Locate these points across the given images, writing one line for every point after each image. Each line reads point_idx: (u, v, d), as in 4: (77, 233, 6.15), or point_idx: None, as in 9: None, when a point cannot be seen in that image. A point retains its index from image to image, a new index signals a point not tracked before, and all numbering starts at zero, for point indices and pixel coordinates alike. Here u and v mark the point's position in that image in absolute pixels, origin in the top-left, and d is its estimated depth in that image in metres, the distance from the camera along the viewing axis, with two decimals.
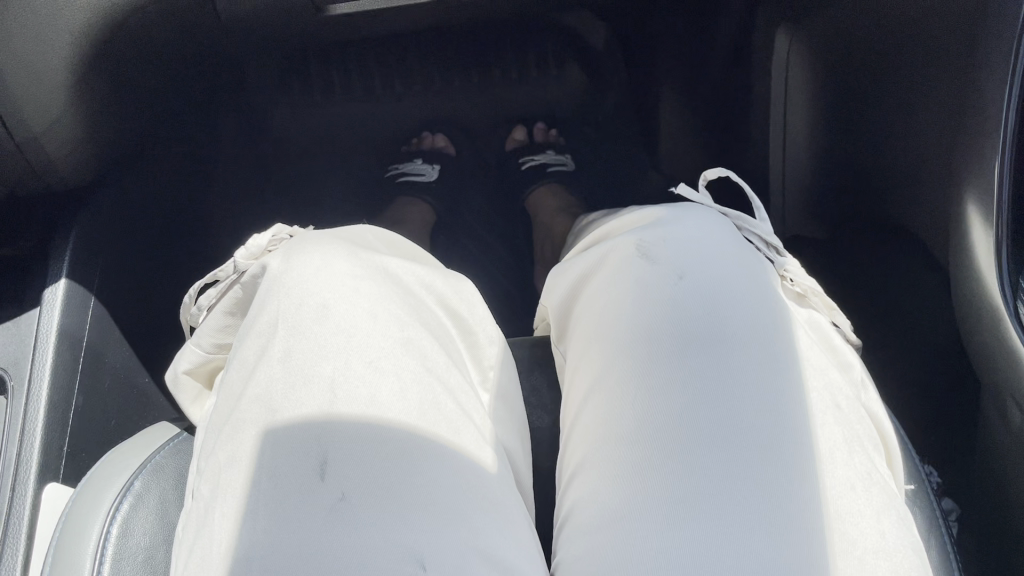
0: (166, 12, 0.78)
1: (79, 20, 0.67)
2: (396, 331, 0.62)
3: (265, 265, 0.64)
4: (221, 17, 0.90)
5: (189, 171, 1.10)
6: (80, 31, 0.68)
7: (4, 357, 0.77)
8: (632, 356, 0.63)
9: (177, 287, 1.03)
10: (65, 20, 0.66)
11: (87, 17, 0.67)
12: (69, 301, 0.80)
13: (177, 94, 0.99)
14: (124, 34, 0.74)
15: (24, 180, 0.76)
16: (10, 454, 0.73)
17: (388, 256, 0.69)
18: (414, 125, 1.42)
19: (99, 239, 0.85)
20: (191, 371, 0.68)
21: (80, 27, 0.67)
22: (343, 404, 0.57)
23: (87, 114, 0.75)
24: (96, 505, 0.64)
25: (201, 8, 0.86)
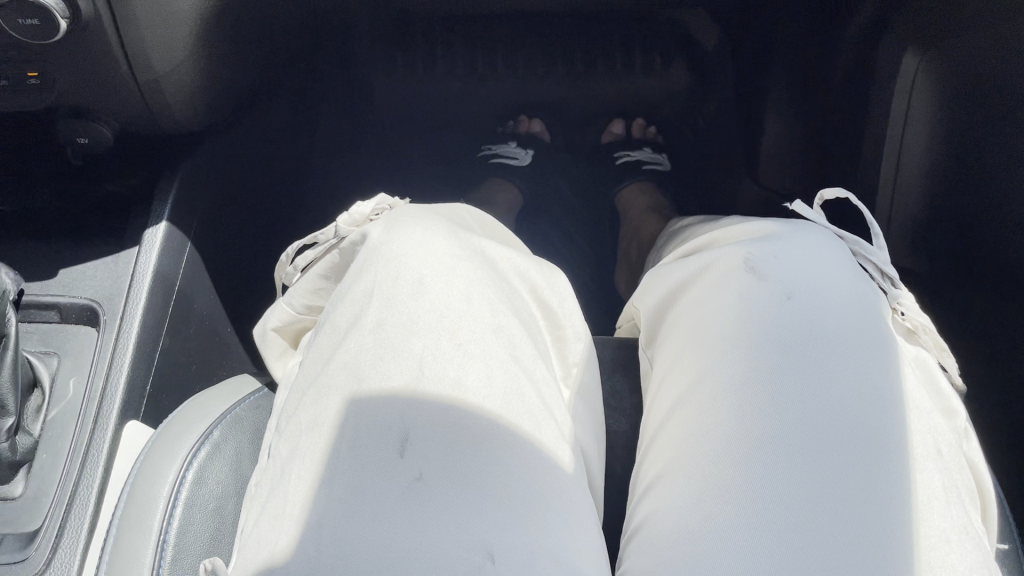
0: None
1: None
2: (489, 314, 0.60)
3: (365, 233, 0.63)
4: None
5: (292, 131, 1.11)
6: None
7: (100, 290, 0.79)
8: (727, 373, 0.61)
9: (266, 244, 1.04)
10: None
11: None
12: (167, 243, 0.82)
13: (292, 53, 1.00)
14: None
15: (141, 117, 0.77)
16: (96, 386, 0.75)
17: (487, 239, 0.68)
18: (513, 108, 1.41)
19: (196, 188, 0.87)
20: (279, 328, 0.68)
21: None
22: (430, 383, 0.56)
23: (207, 63, 0.76)
24: (175, 448, 0.66)
25: None
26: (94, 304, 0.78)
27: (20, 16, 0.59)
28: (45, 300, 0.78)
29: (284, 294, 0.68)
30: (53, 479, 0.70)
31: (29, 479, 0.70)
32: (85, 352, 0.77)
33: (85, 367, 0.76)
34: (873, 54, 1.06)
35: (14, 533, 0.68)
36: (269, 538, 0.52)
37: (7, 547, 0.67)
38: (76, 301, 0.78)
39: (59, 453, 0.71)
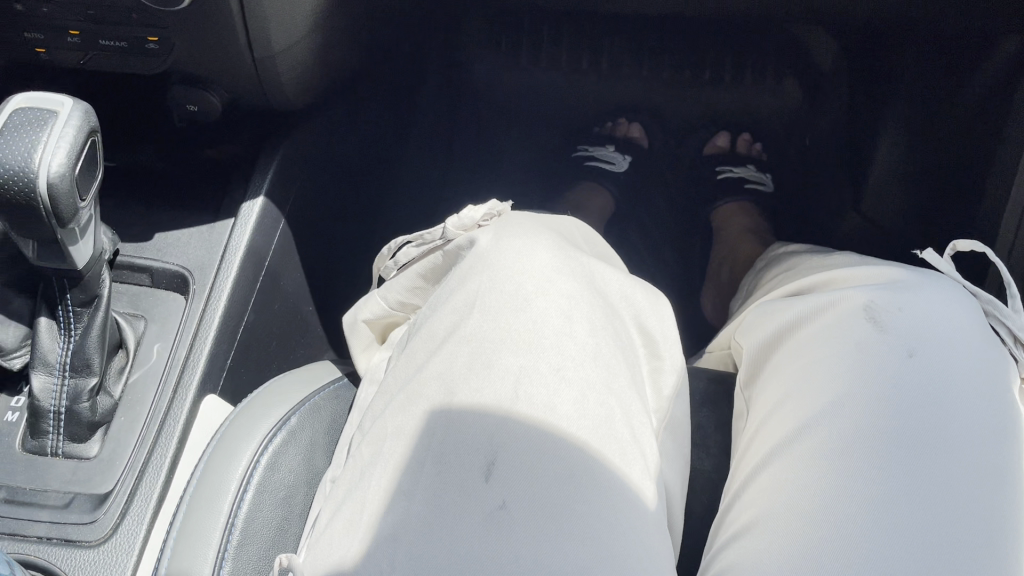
0: None
1: None
2: (588, 335, 0.58)
3: (474, 240, 0.62)
4: None
5: (393, 116, 1.10)
6: None
7: (194, 258, 0.79)
8: (832, 425, 0.57)
9: (355, 224, 1.03)
10: None
11: None
12: (262, 219, 0.82)
13: (400, 33, 0.98)
14: None
15: (252, 92, 0.77)
16: (179, 354, 0.74)
17: (593, 258, 0.65)
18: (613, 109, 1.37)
19: (296, 166, 0.86)
20: (370, 321, 0.68)
21: None
22: (520, 402, 0.54)
23: (320, 42, 0.75)
24: (252, 430, 0.66)
25: None
26: (185, 273, 0.78)
27: None
28: (138, 263, 0.78)
29: (379, 286, 0.68)
30: (129, 444, 0.70)
31: (105, 439, 0.70)
32: (172, 319, 0.77)
33: (170, 334, 0.76)
34: (1011, 95, 0.99)
35: (87, 494, 0.67)
36: (343, 544, 0.52)
37: (78, 508, 0.66)
38: (168, 266, 0.78)
39: (137, 419, 0.71)
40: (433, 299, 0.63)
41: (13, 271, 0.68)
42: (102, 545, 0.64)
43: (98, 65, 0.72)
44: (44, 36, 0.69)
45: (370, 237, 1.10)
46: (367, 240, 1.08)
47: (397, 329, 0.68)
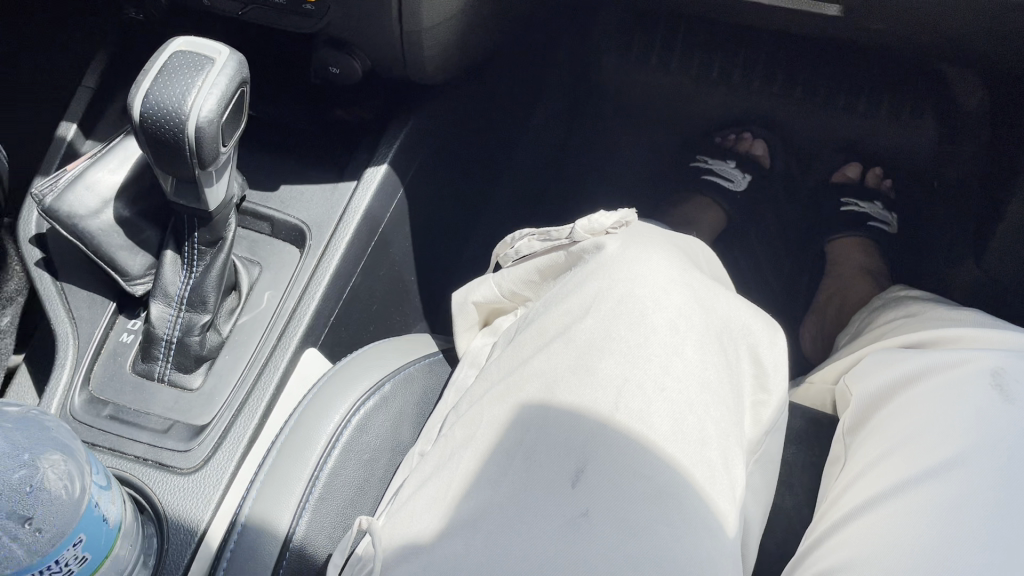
0: None
1: None
2: (697, 354, 0.58)
3: (603, 246, 0.64)
4: None
5: (519, 102, 1.11)
6: None
7: (314, 214, 0.82)
8: (934, 487, 0.55)
9: (467, 200, 1.04)
10: None
11: None
12: (383, 185, 0.83)
13: (539, 17, 0.97)
14: None
15: (394, 62, 0.78)
16: (287, 305, 0.77)
17: (715, 281, 0.66)
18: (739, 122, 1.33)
19: (421, 138, 0.88)
20: (479, 304, 0.71)
21: None
22: (618, 408, 0.55)
23: (465, 19, 0.75)
24: (349, 388, 0.68)
25: None
26: (303, 227, 0.81)
27: None
28: (262, 211, 0.82)
29: (497, 272, 0.71)
30: (229, 381, 0.73)
31: (208, 374, 0.73)
32: (285, 269, 0.79)
33: (281, 284, 0.78)
34: None
35: (185, 422, 0.71)
36: (423, 516, 0.55)
37: (176, 436, 0.69)
38: (289, 219, 0.81)
39: (240, 359, 0.74)
40: (549, 297, 0.65)
41: (148, 206, 0.75)
42: (192, 474, 0.67)
43: (252, 18, 0.74)
44: None
45: (476, 215, 1.11)
46: (473, 218, 1.09)
47: (505, 317, 0.70)
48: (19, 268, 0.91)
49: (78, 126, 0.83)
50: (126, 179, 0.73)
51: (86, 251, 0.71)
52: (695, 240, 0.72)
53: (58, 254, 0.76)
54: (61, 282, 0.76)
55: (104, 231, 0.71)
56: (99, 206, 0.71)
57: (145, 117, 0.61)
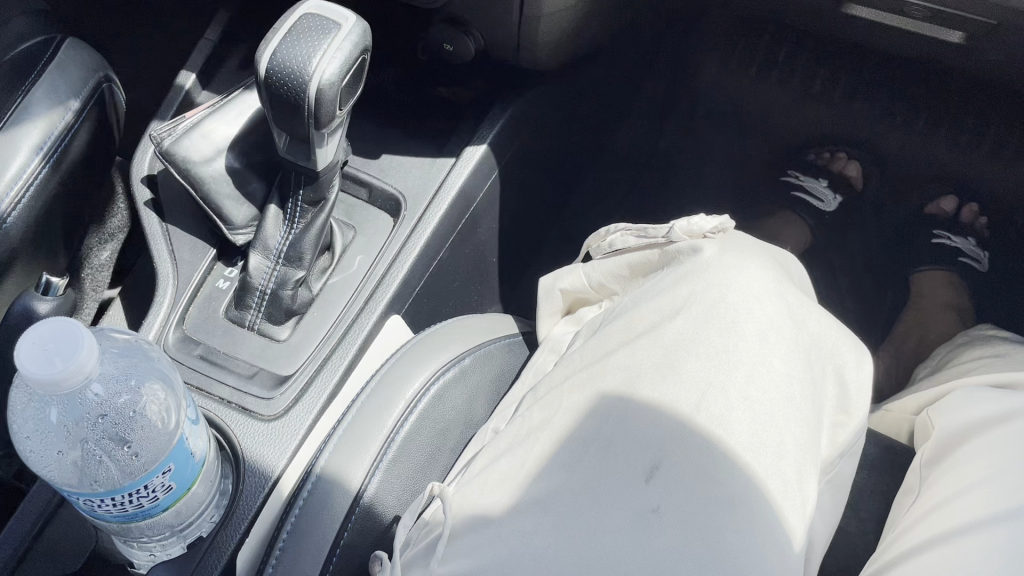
0: None
1: None
2: (783, 366, 0.58)
3: (700, 247, 0.64)
4: None
5: (617, 99, 1.11)
6: None
7: (411, 186, 0.84)
8: (1014, 528, 0.54)
9: (555, 189, 1.05)
10: None
11: None
12: (480, 165, 0.85)
13: (650, 13, 0.97)
14: None
15: (507, 45, 0.79)
16: (377, 271, 0.79)
17: (809, 299, 0.66)
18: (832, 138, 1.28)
19: (521, 123, 0.89)
20: (566, 291, 0.73)
21: None
22: (700, 410, 0.55)
23: (582, 10, 0.76)
24: (431, 357, 0.70)
25: None
26: (399, 198, 0.83)
27: None
28: (362, 177, 0.84)
29: (588, 262, 0.73)
30: (315, 337, 0.75)
31: (296, 328, 0.76)
32: (378, 236, 0.81)
33: (373, 249, 0.81)
34: None
35: (270, 371, 0.73)
36: (495, 491, 0.56)
37: (260, 383, 0.72)
38: (386, 188, 0.83)
39: (327, 317, 0.76)
40: (638, 293, 0.65)
41: (257, 158, 0.77)
42: (272, 421, 0.70)
43: None
44: None
45: (561, 205, 1.11)
46: (559, 208, 1.10)
47: (589, 308, 0.72)
48: (123, 206, 0.93)
49: (197, 77, 0.86)
50: (240, 131, 0.76)
51: (194, 197, 0.73)
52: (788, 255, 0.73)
53: (167, 196, 0.80)
54: (167, 223, 0.79)
55: (215, 178, 0.74)
56: (212, 155, 0.74)
57: (271, 75, 0.64)
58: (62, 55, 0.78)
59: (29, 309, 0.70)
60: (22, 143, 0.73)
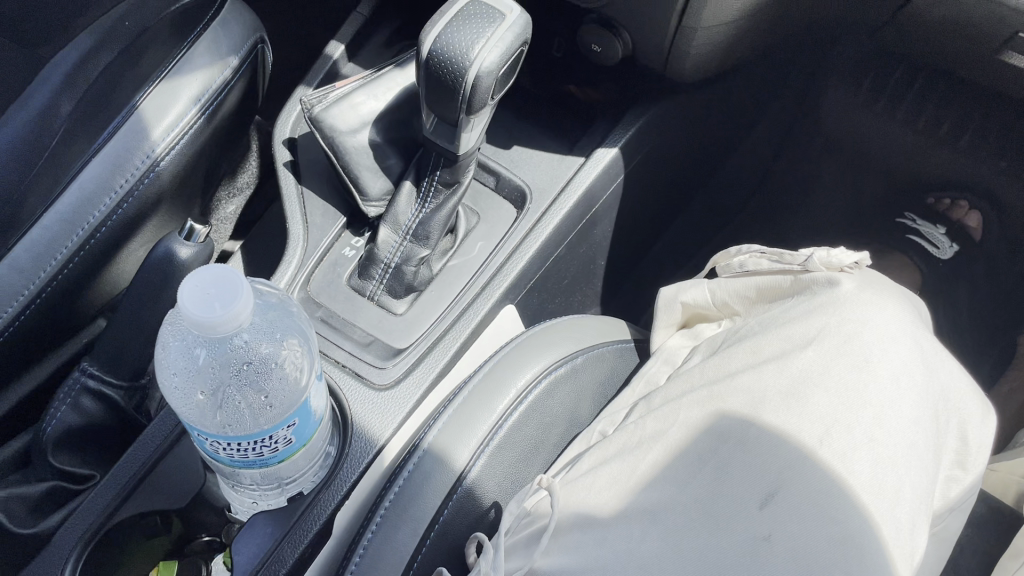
0: None
1: None
2: (912, 411, 0.58)
3: (838, 281, 0.64)
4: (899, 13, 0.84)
5: (742, 119, 1.10)
6: None
7: (539, 180, 0.85)
8: None
9: (670, 199, 1.05)
10: None
11: None
12: (609, 168, 0.85)
13: (793, 37, 0.96)
14: None
15: (657, 56, 0.79)
16: (496, 259, 0.80)
17: (941, 348, 0.65)
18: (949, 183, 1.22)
19: (653, 131, 0.89)
20: (687, 304, 0.73)
21: None
22: (824, 442, 0.55)
23: (735, 29, 0.76)
24: (545, 352, 0.71)
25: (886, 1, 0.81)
26: (526, 190, 0.84)
27: None
28: (492, 165, 0.86)
29: (714, 279, 0.72)
30: (431, 316, 0.77)
31: (414, 304, 0.77)
32: (502, 224, 0.83)
33: (495, 237, 0.82)
34: None
35: (385, 343, 0.75)
36: (604, 494, 0.56)
37: (375, 352, 0.74)
38: (514, 179, 0.85)
39: (445, 296, 0.78)
40: (766, 317, 0.65)
41: (398, 134, 0.79)
42: (382, 392, 0.71)
43: None
44: None
45: (671, 217, 1.11)
46: (669, 218, 1.10)
47: (710, 324, 0.72)
48: (253, 165, 0.96)
49: (345, 49, 0.89)
50: (386, 107, 0.78)
51: (334, 165, 0.76)
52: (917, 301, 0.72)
53: (305, 160, 0.83)
54: (302, 186, 0.81)
55: (357, 150, 0.77)
56: (357, 127, 0.77)
57: (433, 56, 0.65)
58: (226, 11, 0.81)
59: (170, 254, 0.71)
60: (181, 93, 0.76)
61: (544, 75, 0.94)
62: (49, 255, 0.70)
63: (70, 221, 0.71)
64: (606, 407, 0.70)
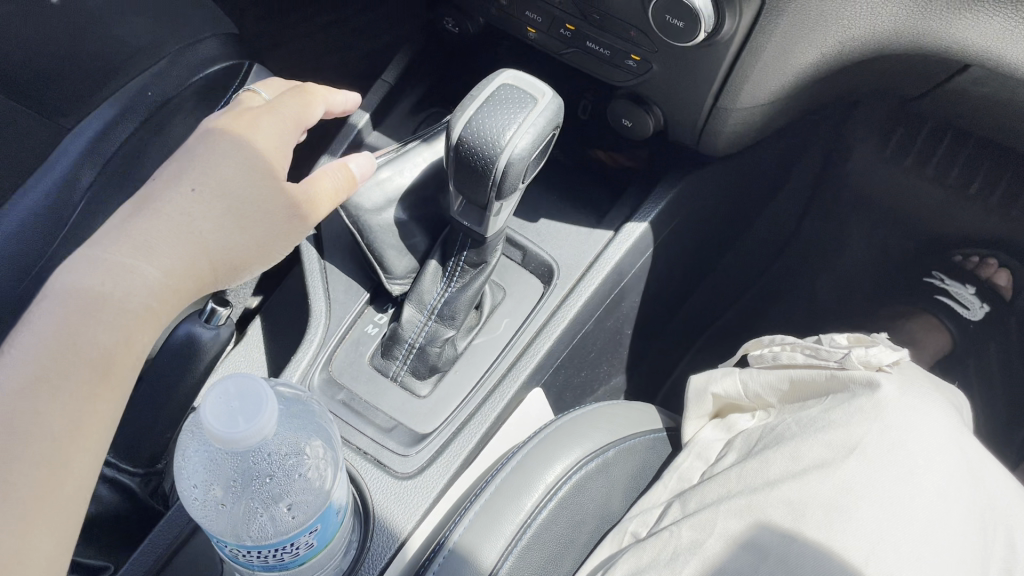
0: (895, 65, 0.73)
1: (833, 43, 0.65)
2: (959, 526, 0.55)
3: (878, 385, 0.61)
4: (935, 92, 0.82)
5: (769, 182, 1.08)
6: (827, 51, 0.66)
7: (566, 256, 0.83)
8: None
9: (695, 266, 1.03)
10: (823, 38, 0.64)
11: (840, 45, 0.65)
12: (638, 243, 0.83)
13: (822, 108, 0.95)
14: (854, 64, 0.70)
15: (689, 134, 0.77)
16: (522, 339, 0.78)
17: (986, 451, 0.62)
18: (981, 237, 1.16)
19: (682, 205, 0.87)
20: (718, 395, 0.70)
21: (828, 50, 0.65)
22: (872, 563, 0.52)
23: (769, 110, 0.74)
24: (574, 443, 0.68)
25: (924, 82, 0.80)
26: (553, 265, 0.82)
27: (671, 14, 0.61)
28: (518, 240, 0.84)
29: (746, 369, 0.70)
30: (457, 398, 0.75)
31: (439, 385, 0.75)
32: (528, 301, 0.81)
33: (521, 314, 0.80)
34: None
35: (407, 427, 0.73)
36: None
37: (397, 437, 0.72)
38: (541, 254, 0.83)
39: (469, 378, 0.76)
40: (803, 417, 0.63)
41: (424, 212, 0.78)
42: (405, 480, 0.69)
43: (569, 62, 0.75)
44: (542, 20, 0.72)
45: (696, 282, 1.08)
46: (693, 284, 1.07)
47: (741, 416, 0.69)
48: None
49: (370, 117, 0.87)
50: (413, 184, 0.77)
51: (360, 244, 0.74)
52: (957, 397, 0.69)
53: (328, 234, 0.81)
54: (325, 260, 0.80)
55: (382, 229, 0.75)
56: (383, 204, 0.75)
57: (464, 142, 0.64)
58: None
59: (190, 336, 0.72)
60: None
61: (569, 141, 0.95)
62: None
63: None
64: (638, 503, 0.67)
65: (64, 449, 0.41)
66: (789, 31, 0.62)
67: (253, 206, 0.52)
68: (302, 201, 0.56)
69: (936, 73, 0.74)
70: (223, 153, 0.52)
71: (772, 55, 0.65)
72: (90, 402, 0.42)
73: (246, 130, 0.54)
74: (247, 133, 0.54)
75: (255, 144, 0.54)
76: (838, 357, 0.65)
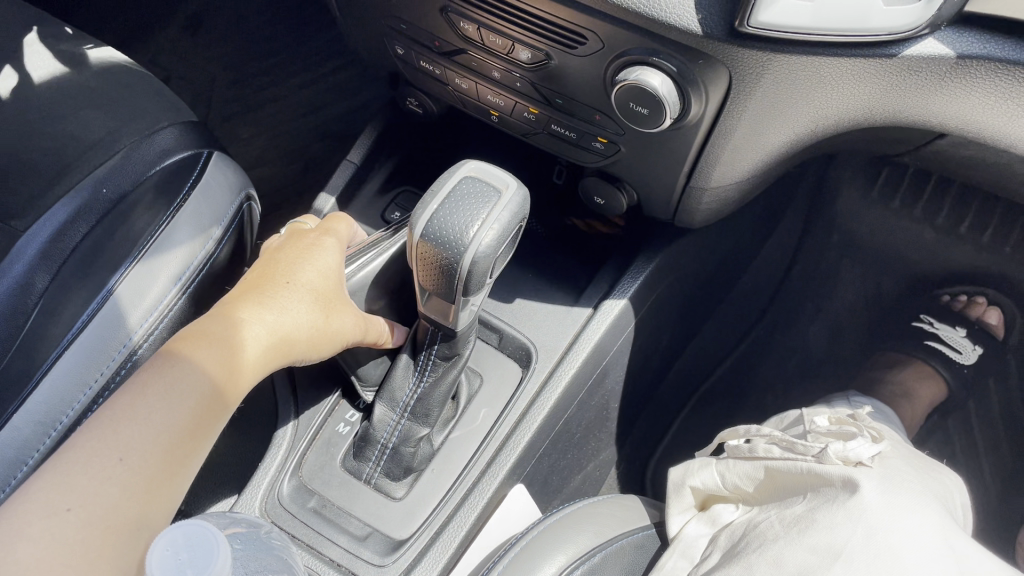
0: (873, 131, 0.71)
1: (805, 126, 0.62)
2: None
3: (858, 485, 0.57)
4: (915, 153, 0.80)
5: (749, 239, 1.05)
6: (800, 133, 0.63)
7: (543, 338, 0.80)
8: None
9: (679, 333, 1.00)
10: (796, 122, 0.61)
11: (812, 127, 0.62)
12: (618, 320, 0.80)
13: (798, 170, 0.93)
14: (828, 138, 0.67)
15: (663, 210, 0.75)
16: (502, 430, 0.75)
17: (985, 549, 0.59)
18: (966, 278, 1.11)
19: (662, 276, 0.84)
20: (697, 489, 0.68)
21: (800, 131, 0.63)
22: None
23: (745, 184, 0.71)
24: (554, 551, 0.64)
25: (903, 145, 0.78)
26: (531, 348, 0.79)
27: (634, 101, 0.58)
28: (493, 322, 0.81)
29: (723, 460, 0.68)
30: (435, 498, 0.72)
31: (416, 484, 0.72)
32: (506, 387, 0.77)
33: (500, 402, 0.77)
34: None
35: (384, 534, 0.70)
36: None
37: (373, 546, 0.69)
38: (518, 337, 0.80)
39: (447, 476, 0.73)
40: (787, 516, 0.59)
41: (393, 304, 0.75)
42: None
43: (539, 141, 0.73)
44: (504, 104, 0.70)
45: (681, 348, 1.05)
46: (678, 350, 1.04)
47: (724, 507, 0.66)
48: None
49: (335, 202, 0.86)
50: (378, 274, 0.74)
51: None
52: (944, 482, 0.66)
53: None
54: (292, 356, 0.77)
55: None
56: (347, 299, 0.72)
57: (424, 240, 0.61)
58: (206, 180, 0.77)
59: None
60: (160, 272, 0.72)
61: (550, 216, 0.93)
62: (19, 461, 0.66)
63: (42, 422, 0.67)
64: None
65: (188, 447, 0.51)
66: (759, 118, 0.60)
67: (323, 297, 0.63)
68: (351, 309, 0.66)
69: (915, 137, 0.72)
70: (303, 259, 0.65)
71: (743, 138, 0.62)
72: (212, 409, 0.53)
73: (315, 246, 0.67)
74: (317, 250, 0.66)
75: (320, 256, 0.66)
76: (816, 451, 0.63)
